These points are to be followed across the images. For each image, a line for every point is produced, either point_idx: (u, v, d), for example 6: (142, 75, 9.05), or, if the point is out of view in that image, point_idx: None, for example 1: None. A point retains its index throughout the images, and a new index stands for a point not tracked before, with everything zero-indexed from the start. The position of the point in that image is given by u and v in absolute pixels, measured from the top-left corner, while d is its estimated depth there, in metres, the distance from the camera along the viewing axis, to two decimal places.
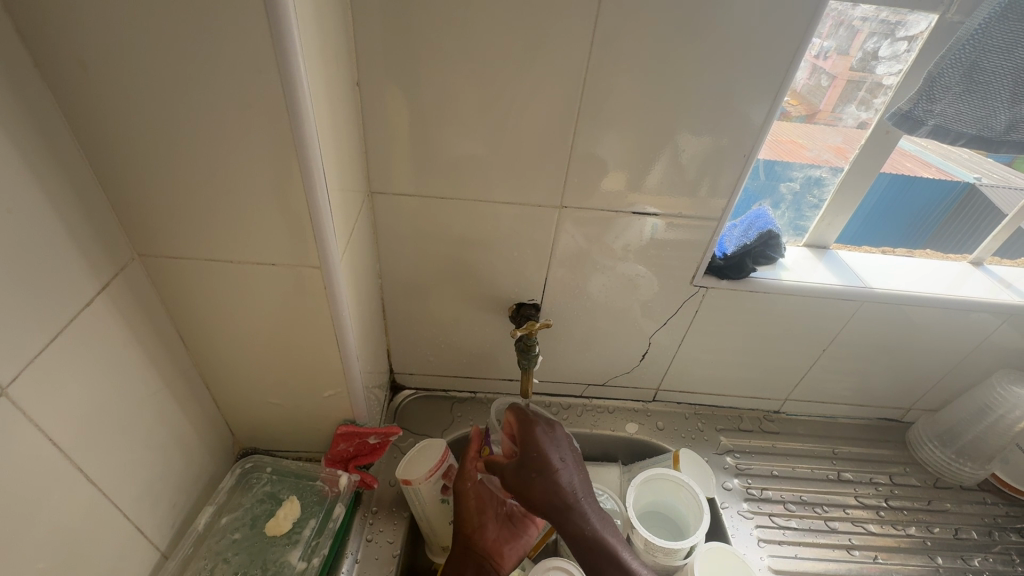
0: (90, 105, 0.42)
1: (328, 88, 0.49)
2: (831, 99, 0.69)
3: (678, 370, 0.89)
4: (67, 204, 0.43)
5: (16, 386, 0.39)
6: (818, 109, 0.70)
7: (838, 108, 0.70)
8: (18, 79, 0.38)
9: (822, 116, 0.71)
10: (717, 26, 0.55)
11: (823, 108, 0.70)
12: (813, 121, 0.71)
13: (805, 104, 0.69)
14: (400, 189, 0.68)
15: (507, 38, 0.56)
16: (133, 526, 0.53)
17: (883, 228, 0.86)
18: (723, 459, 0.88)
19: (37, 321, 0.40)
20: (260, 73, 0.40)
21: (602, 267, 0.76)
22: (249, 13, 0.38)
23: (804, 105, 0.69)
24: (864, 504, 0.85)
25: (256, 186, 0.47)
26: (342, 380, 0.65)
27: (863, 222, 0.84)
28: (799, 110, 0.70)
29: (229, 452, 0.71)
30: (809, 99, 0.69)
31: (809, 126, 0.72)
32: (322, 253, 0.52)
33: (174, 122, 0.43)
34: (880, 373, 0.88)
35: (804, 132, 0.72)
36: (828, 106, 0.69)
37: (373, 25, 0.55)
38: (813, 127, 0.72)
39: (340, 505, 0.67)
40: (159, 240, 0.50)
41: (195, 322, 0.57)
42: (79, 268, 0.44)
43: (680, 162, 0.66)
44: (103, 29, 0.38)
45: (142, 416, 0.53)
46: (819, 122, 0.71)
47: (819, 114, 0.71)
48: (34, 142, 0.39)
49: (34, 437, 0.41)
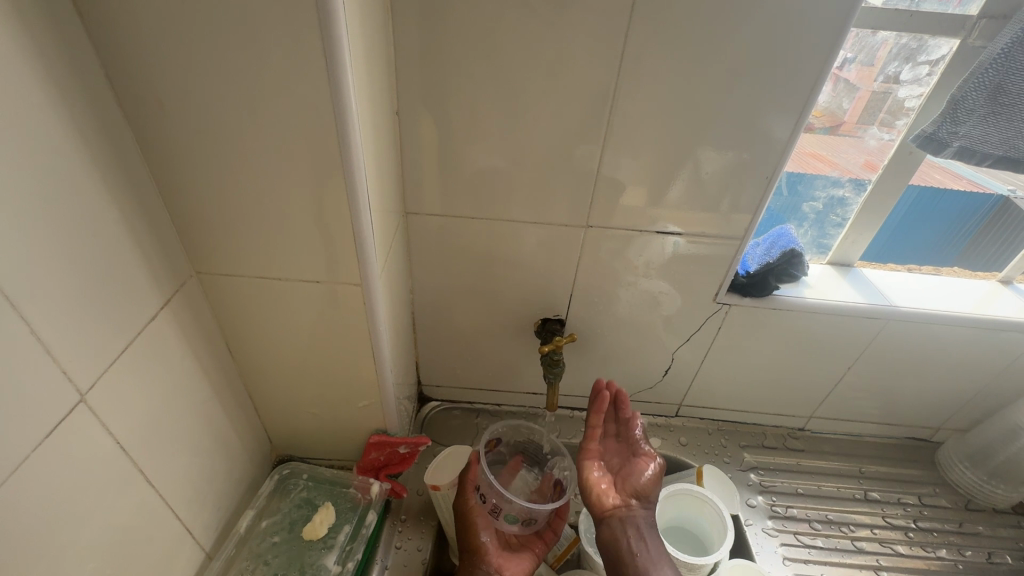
0: (161, 137, 0.46)
1: (373, 118, 0.53)
2: (855, 111, 0.69)
3: (702, 385, 0.90)
4: (139, 227, 0.47)
5: (92, 394, 0.43)
6: (842, 121, 0.70)
7: (863, 120, 0.70)
8: (103, 116, 0.43)
9: (846, 128, 0.71)
10: (737, 53, 0.58)
11: (847, 120, 0.70)
12: (837, 132, 0.71)
13: (830, 115, 0.69)
14: (432, 209, 0.71)
15: (537, 67, 0.60)
16: (183, 526, 0.56)
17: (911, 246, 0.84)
18: (746, 476, 0.88)
19: (112, 335, 0.44)
20: (316, 107, 0.44)
21: (626, 283, 0.78)
22: (310, 57, 0.42)
23: (828, 117, 0.70)
24: (892, 524, 0.84)
25: (304, 209, 0.50)
26: (376, 391, 0.68)
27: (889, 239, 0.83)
28: (823, 122, 0.70)
29: (268, 459, 0.74)
30: (834, 109, 0.69)
31: (833, 137, 0.72)
32: (362, 273, 0.55)
33: (236, 152, 0.47)
34: (908, 391, 0.88)
35: (826, 144, 0.72)
36: (852, 118, 0.70)
37: (412, 57, 0.60)
38: (837, 139, 0.72)
39: (372, 512, 0.70)
40: (215, 260, 0.54)
41: (243, 335, 0.61)
42: (147, 286, 0.48)
43: (700, 177, 0.67)
44: (179, 71, 0.42)
45: (194, 421, 0.57)
46: (844, 134, 0.71)
47: (843, 125, 0.71)
48: (114, 171, 0.44)
49: (105, 439, 0.45)
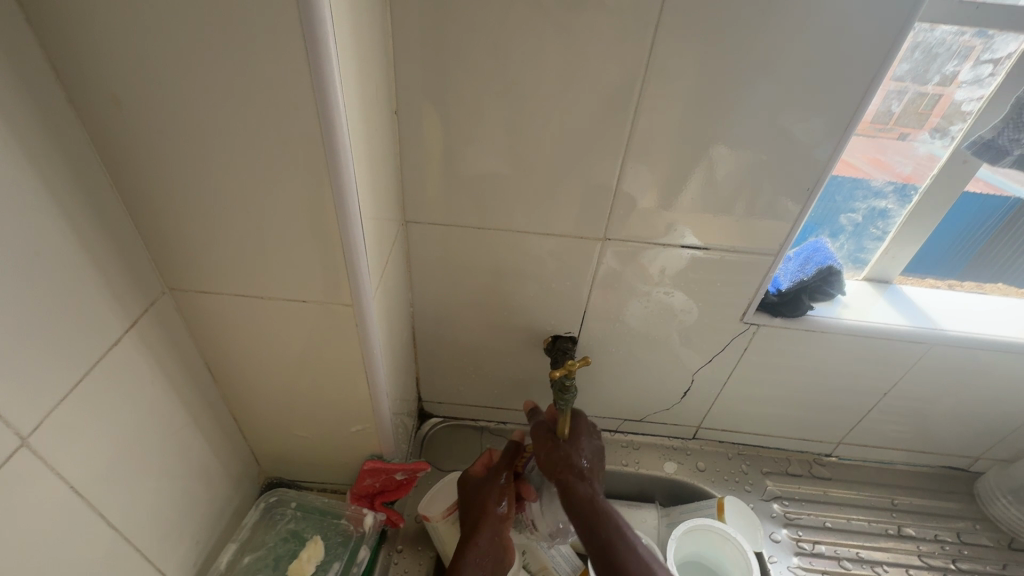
0: (123, 141, 0.40)
1: (367, 120, 0.47)
2: (870, 111, 0.62)
3: (722, 407, 0.84)
4: (98, 242, 0.42)
5: (37, 435, 0.37)
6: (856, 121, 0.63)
7: (880, 120, 0.63)
8: (51, 117, 0.37)
9: (861, 128, 0.64)
10: (775, 49, 0.51)
11: (862, 119, 0.63)
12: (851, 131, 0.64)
13: None
14: (434, 217, 0.65)
15: (551, 62, 0.53)
16: (154, 567, 0.51)
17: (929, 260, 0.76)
18: (770, 507, 0.82)
19: (62, 367, 0.39)
20: (297, 108, 0.38)
21: (643, 298, 0.72)
22: (287, 48, 0.36)
23: None
24: (929, 564, 0.78)
25: (289, 222, 0.45)
26: (370, 414, 0.62)
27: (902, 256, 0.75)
28: None
29: (255, 484, 0.69)
30: None
31: None
32: (355, 292, 0.50)
33: (206, 157, 0.41)
34: (946, 418, 0.81)
35: None
36: (868, 117, 0.63)
37: (412, 49, 0.53)
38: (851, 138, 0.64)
39: (364, 547, 0.65)
40: (189, 276, 0.49)
41: (224, 354, 0.56)
42: (108, 309, 0.43)
43: (711, 176, 0.60)
44: (138, 64, 0.37)
45: (167, 452, 0.51)
46: (859, 133, 0.64)
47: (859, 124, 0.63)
48: (65, 179, 0.38)
49: (55, 485, 0.39)
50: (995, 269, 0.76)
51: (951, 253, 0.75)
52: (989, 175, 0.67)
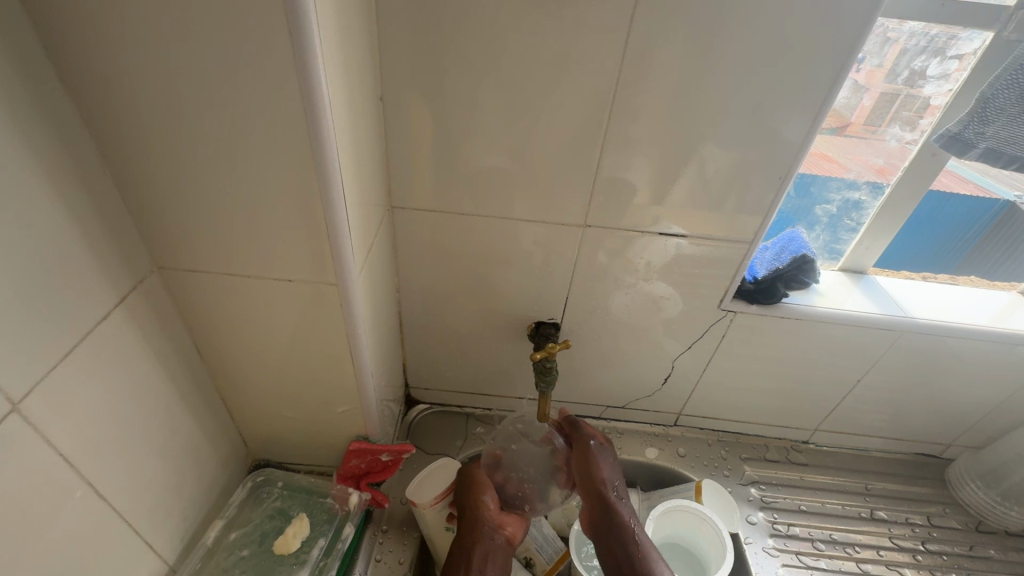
0: (113, 120, 0.42)
1: (352, 104, 0.48)
2: (863, 112, 0.65)
3: (703, 394, 0.86)
4: (88, 218, 0.43)
5: (28, 402, 0.39)
6: (848, 122, 0.66)
7: (871, 121, 0.66)
8: (43, 95, 0.38)
9: (852, 130, 0.66)
10: (749, 43, 0.53)
11: (853, 121, 0.66)
12: (844, 134, 0.67)
13: (836, 116, 0.65)
14: (420, 204, 0.67)
15: (533, 52, 0.55)
16: (142, 539, 0.52)
17: (915, 256, 0.80)
18: (747, 491, 0.84)
19: (52, 337, 0.40)
20: (283, 90, 0.40)
21: (625, 285, 0.73)
22: (272, 31, 0.37)
23: (834, 118, 0.65)
24: (900, 546, 0.80)
25: (275, 203, 0.46)
26: (356, 396, 0.64)
27: (891, 250, 0.79)
28: (829, 123, 0.65)
29: (242, 464, 0.70)
30: (839, 110, 0.64)
31: (839, 139, 0.67)
32: (339, 273, 0.51)
33: (193, 137, 0.42)
34: (918, 405, 0.84)
35: (833, 146, 0.68)
36: (859, 119, 0.65)
37: (398, 37, 0.55)
38: (841, 141, 0.67)
39: (350, 524, 0.66)
40: (178, 254, 0.50)
41: (213, 334, 0.57)
42: (97, 284, 0.44)
43: (698, 174, 0.63)
44: (127, 45, 0.38)
45: (155, 428, 0.53)
46: (850, 135, 0.67)
47: (850, 126, 0.66)
48: (56, 156, 0.39)
49: (44, 451, 0.41)
50: (990, 267, 0.79)
51: (935, 250, 0.79)
52: (977, 177, 0.72)
